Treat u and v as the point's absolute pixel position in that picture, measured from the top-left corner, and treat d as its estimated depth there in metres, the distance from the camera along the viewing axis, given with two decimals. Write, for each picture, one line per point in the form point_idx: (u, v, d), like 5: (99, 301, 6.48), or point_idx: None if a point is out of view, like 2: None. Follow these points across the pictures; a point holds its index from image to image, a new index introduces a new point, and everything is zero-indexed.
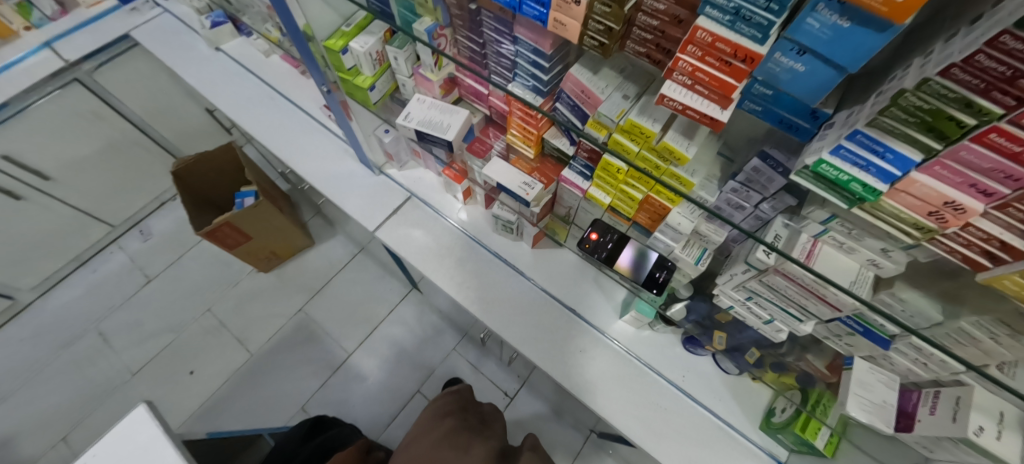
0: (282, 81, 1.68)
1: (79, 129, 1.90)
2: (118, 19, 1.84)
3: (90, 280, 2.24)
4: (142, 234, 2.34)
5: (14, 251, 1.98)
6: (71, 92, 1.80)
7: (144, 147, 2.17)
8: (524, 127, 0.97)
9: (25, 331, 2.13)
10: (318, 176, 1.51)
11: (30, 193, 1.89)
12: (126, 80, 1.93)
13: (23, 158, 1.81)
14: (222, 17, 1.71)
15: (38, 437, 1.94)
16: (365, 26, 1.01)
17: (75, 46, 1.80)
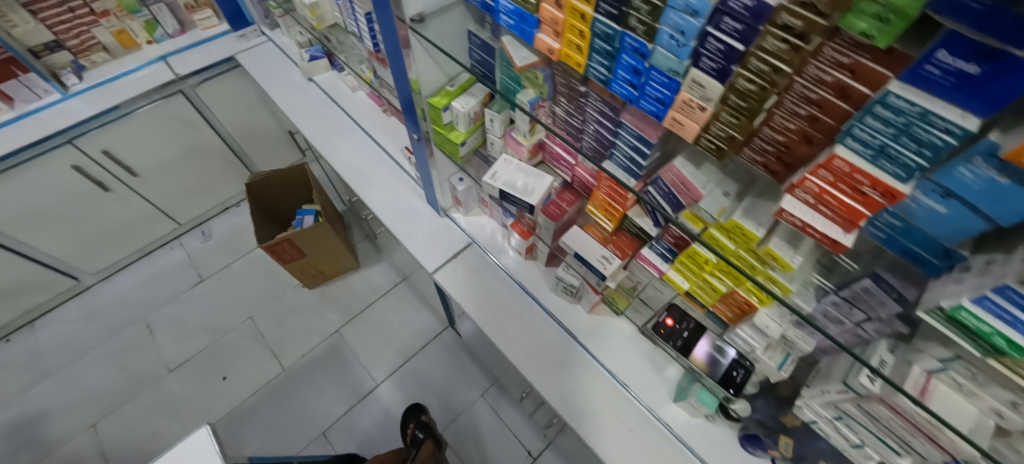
0: (364, 116, 1.79)
1: (171, 134, 2.05)
2: (227, 43, 2.04)
3: (147, 272, 2.34)
4: (202, 235, 2.45)
5: (90, 236, 2.10)
6: (173, 102, 1.96)
7: (222, 157, 2.30)
8: (609, 203, 0.99)
9: (80, 311, 2.22)
10: (386, 210, 1.58)
11: (117, 186, 2.03)
12: (223, 96, 2.09)
13: (120, 155, 1.96)
14: (320, 52, 1.87)
15: (70, 419, 1.97)
16: (468, 88, 1.07)
17: (185, 61, 1.96)
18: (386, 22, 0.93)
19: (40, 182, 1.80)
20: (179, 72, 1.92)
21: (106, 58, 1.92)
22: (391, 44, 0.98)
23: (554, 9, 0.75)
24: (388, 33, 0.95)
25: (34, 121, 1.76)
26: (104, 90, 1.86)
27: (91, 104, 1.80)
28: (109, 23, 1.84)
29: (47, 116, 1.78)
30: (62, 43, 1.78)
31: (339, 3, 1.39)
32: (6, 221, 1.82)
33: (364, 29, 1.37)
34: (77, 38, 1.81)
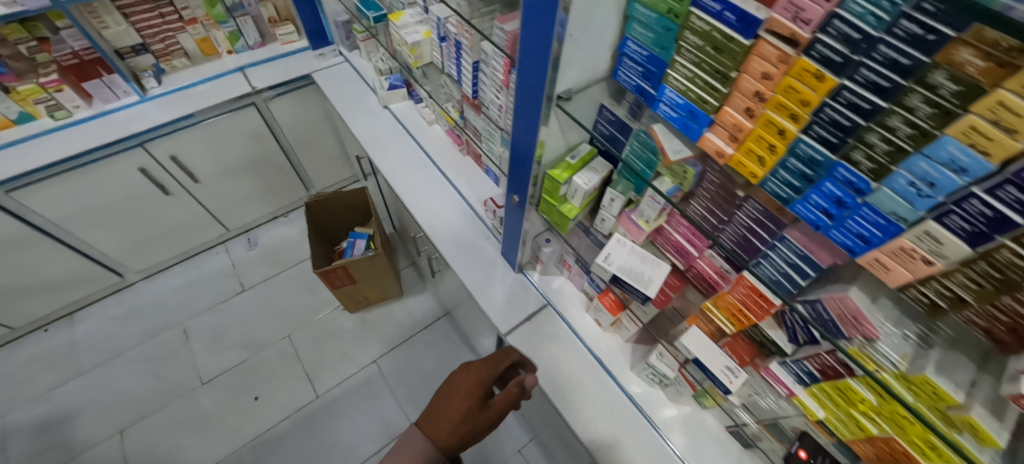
0: (439, 152, 1.73)
1: (238, 144, 2.02)
2: (304, 60, 2.02)
3: (190, 275, 2.29)
4: (248, 243, 2.41)
5: (143, 236, 2.07)
6: (245, 113, 1.94)
7: (280, 168, 2.26)
8: (739, 309, 0.90)
9: (119, 309, 2.17)
10: (458, 258, 1.51)
11: (177, 190, 1.99)
12: (293, 111, 2.07)
13: (185, 160, 1.93)
14: (400, 81, 1.84)
15: (96, 424, 1.90)
16: (589, 162, 1.00)
17: (262, 74, 1.94)
18: (527, 95, 0.87)
19: (105, 180, 1.77)
20: (256, 85, 1.90)
21: (185, 63, 1.91)
22: (526, 115, 0.91)
23: (741, 117, 0.67)
24: (526, 104, 0.89)
25: (110, 121, 1.74)
26: (181, 96, 1.84)
27: (168, 110, 1.79)
28: (194, 31, 1.84)
29: (122, 117, 1.76)
30: (147, 47, 1.77)
31: (443, 46, 1.34)
32: (66, 216, 1.79)
33: (466, 76, 1.31)
34: (162, 42, 1.80)
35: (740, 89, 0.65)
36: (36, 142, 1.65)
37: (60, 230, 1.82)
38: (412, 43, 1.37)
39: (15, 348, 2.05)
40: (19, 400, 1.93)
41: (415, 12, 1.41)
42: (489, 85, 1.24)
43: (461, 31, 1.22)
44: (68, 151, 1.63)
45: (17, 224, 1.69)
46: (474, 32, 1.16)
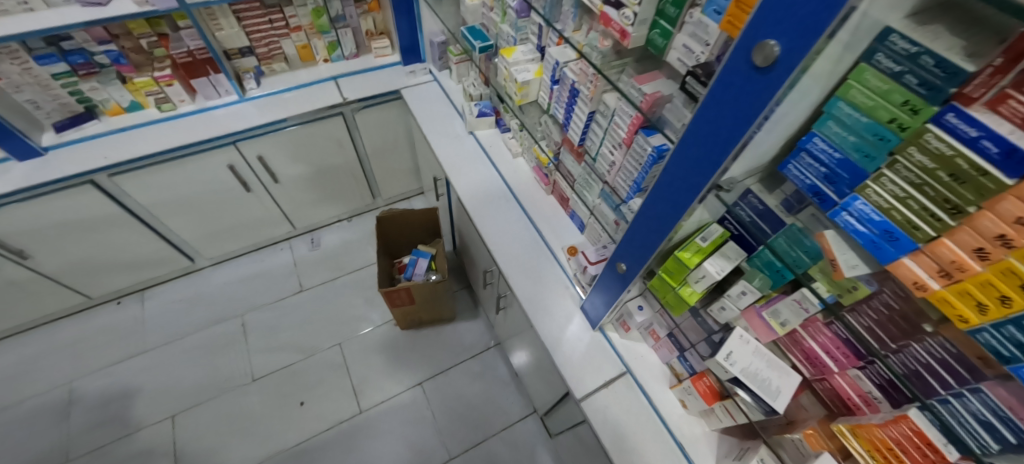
0: (522, 188, 1.68)
1: (320, 150, 2.04)
2: (395, 75, 2.02)
3: (254, 268, 2.34)
4: (311, 243, 2.44)
5: (218, 227, 2.12)
6: (333, 121, 1.95)
7: (353, 176, 2.27)
8: (889, 448, 0.74)
9: (186, 292, 2.23)
10: (535, 306, 1.44)
11: (257, 187, 2.03)
12: (376, 123, 2.07)
13: (270, 161, 1.96)
14: (489, 108, 1.80)
15: (150, 406, 1.94)
16: (722, 247, 0.89)
17: (353, 86, 1.96)
18: (674, 177, 0.78)
19: (196, 173, 1.82)
20: (346, 96, 1.92)
21: (284, 67, 1.95)
22: (666, 195, 0.82)
23: (965, 255, 0.56)
24: (669, 186, 0.80)
25: (209, 117, 1.78)
26: (276, 100, 1.87)
27: (263, 113, 1.82)
28: (297, 38, 1.88)
29: (220, 115, 1.80)
30: (253, 50, 1.82)
31: (554, 88, 1.28)
32: (156, 202, 1.85)
33: (575, 123, 1.24)
34: (267, 47, 1.85)
35: (974, 226, 0.54)
36: (143, 131, 1.72)
37: (148, 214, 1.88)
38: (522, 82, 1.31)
39: (91, 317, 2.14)
40: (87, 369, 2.01)
41: (527, 50, 1.36)
42: (603, 138, 1.17)
43: (580, 80, 1.15)
44: (169, 144, 1.69)
45: (113, 206, 1.76)
46: (599, 83, 1.08)
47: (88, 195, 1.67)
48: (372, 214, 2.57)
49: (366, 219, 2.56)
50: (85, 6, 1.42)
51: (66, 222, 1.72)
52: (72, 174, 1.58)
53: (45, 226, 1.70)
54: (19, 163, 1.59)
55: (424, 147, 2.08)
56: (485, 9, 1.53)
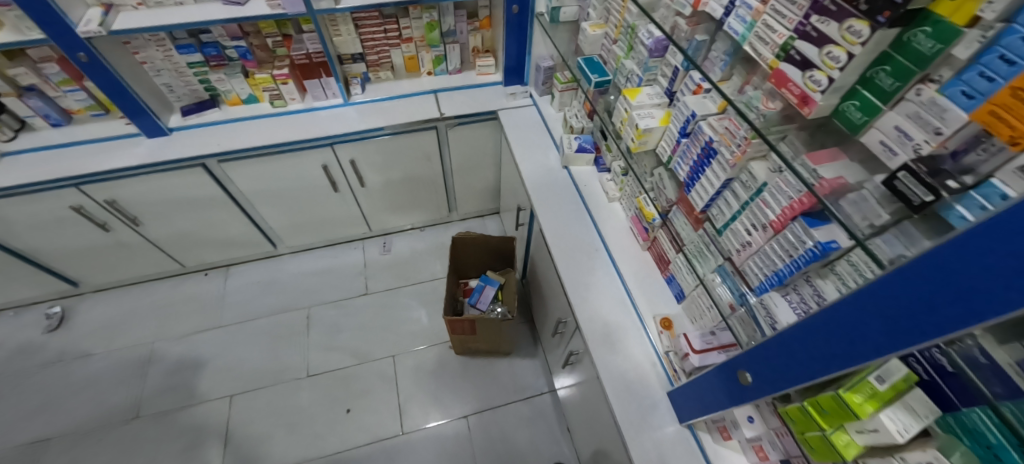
0: (614, 238, 1.50)
1: (409, 160, 2.02)
2: (494, 95, 1.95)
3: (326, 262, 2.37)
4: (383, 246, 2.44)
5: (302, 220, 2.17)
6: (426, 134, 1.92)
7: (435, 188, 2.24)
8: None
9: (263, 276, 2.32)
10: (614, 378, 1.25)
11: (344, 189, 2.05)
12: (468, 141, 2.02)
13: (361, 166, 1.97)
14: (590, 144, 1.66)
15: (214, 381, 2.01)
16: (905, 397, 0.65)
17: (452, 102, 1.92)
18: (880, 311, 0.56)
19: (293, 169, 1.87)
20: (444, 112, 1.88)
21: (390, 76, 1.96)
22: (853, 328, 0.60)
23: None
24: (862, 320, 0.58)
25: (313, 118, 1.82)
26: (378, 108, 1.88)
27: (364, 119, 1.84)
28: (407, 49, 1.87)
29: (324, 116, 1.84)
30: (364, 57, 1.85)
31: (681, 141, 1.11)
32: (253, 190, 1.92)
33: (703, 187, 1.06)
34: (377, 55, 1.86)
35: None
36: (254, 123, 1.79)
37: (244, 200, 1.97)
38: (643, 129, 1.15)
39: (181, 284, 2.29)
40: (169, 334, 2.14)
41: (653, 92, 1.21)
42: (739, 212, 0.98)
43: (722, 141, 0.97)
44: (275, 139, 1.75)
45: (217, 189, 1.85)
46: (750, 150, 0.90)
47: (198, 176, 1.77)
48: (445, 227, 2.53)
49: (439, 232, 2.52)
50: (226, 5, 1.50)
51: (176, 197, 1.83)
52: (188, 156, 1.68)
53: (158, 199, 1.82)
54: (148, 141, 1.72)
55: (511, 172, 1.98)
56: (607, 40, 1.42)
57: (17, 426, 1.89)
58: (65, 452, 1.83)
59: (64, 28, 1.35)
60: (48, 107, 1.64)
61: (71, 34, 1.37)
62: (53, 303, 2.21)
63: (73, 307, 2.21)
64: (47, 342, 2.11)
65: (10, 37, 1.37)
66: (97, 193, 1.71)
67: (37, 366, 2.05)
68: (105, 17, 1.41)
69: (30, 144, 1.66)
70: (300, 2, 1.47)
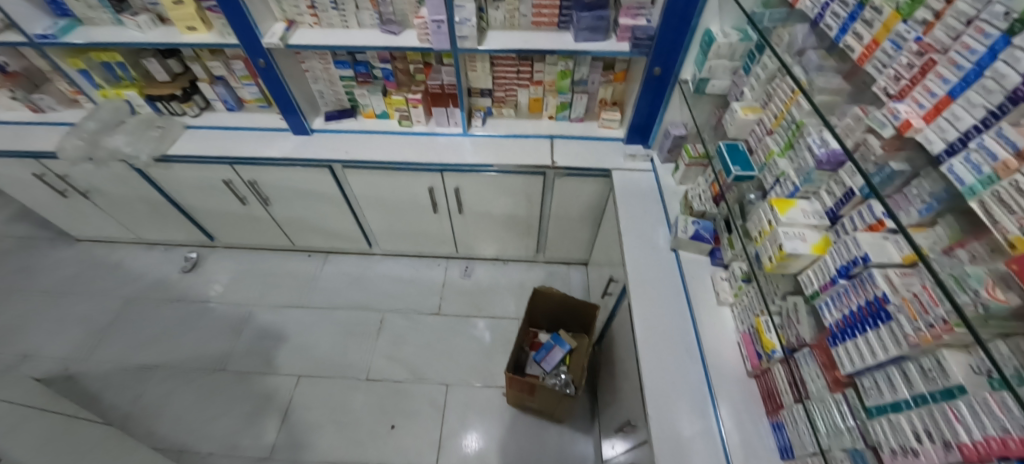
0: (715, 350, 1.28)
1: (509, 198, 2.00)
2: (612, 153, 1.85)
3: (410, 272, 2.45)
4: (464, 270, 2.45)
5: (399, 230, 2.27)
6: (532, 179, 1.88)
7: (527, 228, 2.19)
8: None
9: (353, 270, 2.46)
10: None
11: (443, 211, 2.09)
12: (573, 192, 1.93)
13: (463, 194, 1.98)
14: (709, 232, 1.46)
15: (288, 357, 2.17)
16: None
17: (567, 151, 1.85)
18: None
19: (403, 185, 1.95)
20: (556, 161, 1.83)
21: (511, 114, 1.96)
22: None
23: None
24: None
25: (432, 143, 1.89)
26: (493, 143, 1.89)
27: (477, 153, 1.85)
28: (534, 91, 1.86)
29: (441, 142, 1.89)
30: (492, 93, 1.88)
31: (837, 282, 0.90)
32: (364, 196, 2.04)
33: (858, 349, 0.84)
34: (504, 92, 1.88)
35: None
36: (380, 138, 1.91)
37: (355, 203, 2.10)
38: (789, 252, 0.95)
39: (287, 259, 2.54)
40: (266, 301, 2.38)
41: (811, 208, 1.00)
42: (906, 403, 0.75)
43: (903, 308, 0.76)
44: (394, 157, 1.84)
45: (335, 189, 2.01)
46: (948, 336, 0.68)
47: (323, 175, 1.94)
48: (528, 266, 2.47)
49: (521, 269, 2.47)
50: (383, 33, 1.64)
51: (301, 189, 2.03)
52: (319, 158, 1.85)
53: (288, 188, 2.02)
54: (293, 137, 1.93)
55: (610, 235, 1.85)
56: (761, 128, 1.23)
57: (141, 346, 2.24)
58: (167, 381, 2.12)
59: (253, 39, 1.57)
60: (228, 94, 1.93)
61: (257, 43, 1.58)
62: (192, 249, 2.60)
63: (205, 256, 2.57)
64: (180, 281, 2.48)
65: (214, 39, 1.63)
66: (244, 173, 1.95)
67: (168, 300, 2.41)
68: (286, 32, 1.61)
69: (208, 122, 1.96)
70: (446, 40, 1.51)
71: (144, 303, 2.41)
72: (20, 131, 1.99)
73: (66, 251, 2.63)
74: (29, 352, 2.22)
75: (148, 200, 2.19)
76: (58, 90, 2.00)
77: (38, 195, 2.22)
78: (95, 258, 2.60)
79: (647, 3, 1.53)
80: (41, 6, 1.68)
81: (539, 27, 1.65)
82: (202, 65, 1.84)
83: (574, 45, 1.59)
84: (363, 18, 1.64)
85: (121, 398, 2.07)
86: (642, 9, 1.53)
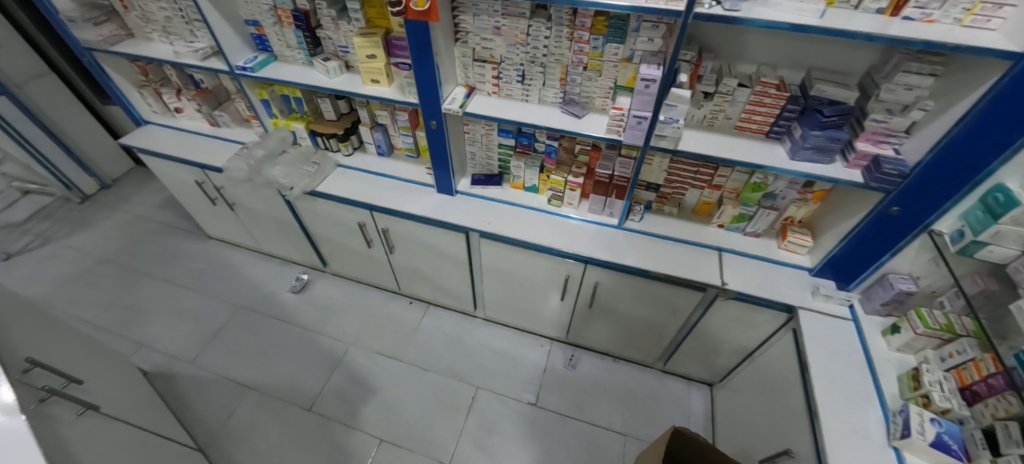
0: None
1: (653, 306, 1.75)
2: (795, 284, 1.54)
3: (510, 347, 2.25)
4: (569, 360, 2.21)
5: (513, 305, 2.09)
6: (690, 294, 1.62)
7: (659, 337, 1.91)
8: None
9: (452, 330, 2.31)
10: None
11: (570, 301, 1.90)
12: (733, 318, 1.64)
13: (601, 289, 1.77)
14: (958, 441, 1.09)
15: (373, 413, 2.02)
16: None
17: (739, 271, 1.57)
18: None
19: (539, 267, 1.78)
20: (727, 281, 1.54)
21: (672, 212, 1.74)
22: None
23: None
24: None
25: (581, 230, 1.70)
26: (649, 244, 1.66)
27: (631, 251, 1.63)
28: (709, 194, 1.63)
29: (591, 231, 1.70)
30: (658, 188, 1.67)
31: None
32: (491, 266, 1.90)
33: None
34: (672, 190, 1.66)
35: None
36: (524, 212, 1.77)
37: (478, 269, 1.97)
38: None
39: (389, 301, 2.45)
40: (364, 344, 2.26)
41: None
42: None
43: None
44: (538, 238, 1.68)
45: (465, 254, 1.89)
46: None
47: (457, 240, 1.83)
48: (641, 371, 2.17)
49: (632, 372, 2.17)
50: (564, 113, 1.51)
51: (430, 246, 1.93)
52: (460, 224, 1.74)
53: (417, 243, 1.94)
54: (435, 194, 1.84)
55: (778, 383, 1.51)
56: None
57: (239, 362, 2.20)
58: (255, 408, 2.04)
59: (434, 102, 1.51)
60: (383, 140, 1.91)
61: (436, 107, 1.52)
62: (304, 270, 2.60)
63: (314, 280, 2.55)
64: (287, 300, 2.46)
65: (394, 95, 1.60)
66: (380, 220, 1.89)
67: (270, 317, 2.38)
68: (466, 98, 1.55)
69: (358, 164, 1.96)
70: (641, 137, 1.33)
71: (251, 316, 2.40)
72: (195, 141, 2.13)
73: (196, 245, 2.78)
74: (143, 341, 2.29)
75: (281, 223, 2.21)
76: (235, 109, 2.12)
77: (192, 197, 2.35)
78: (218, 258, 2.70)
79: (901, 131, 1.24)
80: (247, 40, 1.77)
81: (743, 133, 1.43)
82: (369, 111, 1.84)
83: (790, 164, 1.34)
84: (546, 94, 1.53)
85: (210, 414, 2.02)
86: (892, 136, 1.24)
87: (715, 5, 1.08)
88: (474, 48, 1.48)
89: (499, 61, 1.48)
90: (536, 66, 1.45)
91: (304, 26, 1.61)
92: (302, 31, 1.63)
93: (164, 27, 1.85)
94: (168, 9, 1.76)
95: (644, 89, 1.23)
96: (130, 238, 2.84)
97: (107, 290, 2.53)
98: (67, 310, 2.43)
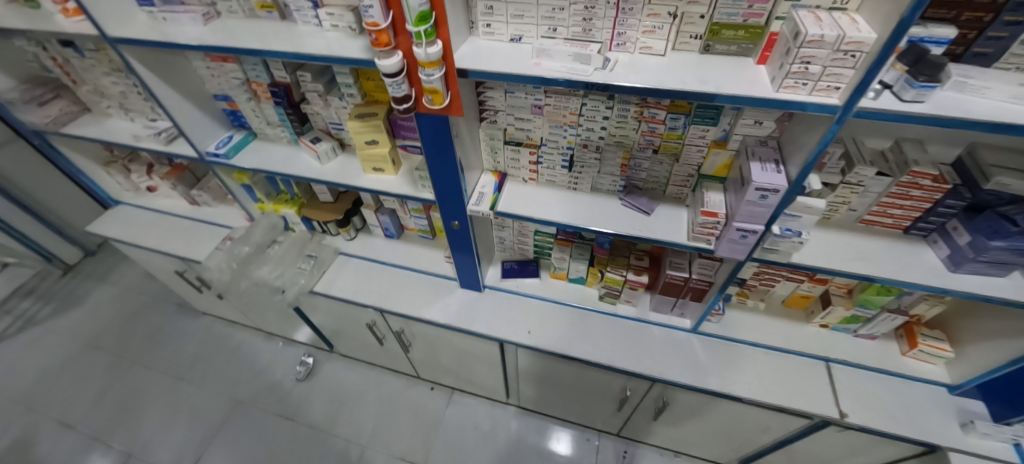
0: None
1: (738, 423, 1.41)
2: (935, 411, 1.19)
3: (551, 444, 1.92)
4: (623, 458, 1.87)
5: (556, 404, 1.76)
6: (791, 419, 1.28)
7: (739, 447, 1.57)
8: None
9: (483, 424, 1.99)
10: None
11: (628, 408, 1.57)
12: (848, 446, 1.29)
13: (670, 404, 1.43)
14: None
15: None
16: None
17: (858, 393, 1.22)
18: None
19: (592, 378, 1.45)
20: (845, 411, 1.19)
21: (757, 306, 1.39)
22: None
23: None
24: None
25: (645, 336, 1.36)
26: (735, 354, 1.32)
27: (714, 369, 1.29)
28: (808, 288, 1.28)
29: (658, 337, 1.36)
30: (742, 282, 1.32)
31: None
32: (531, 370, 1.57)
33: None
34: (760, 283, 1.32)
35: None
36: (570, 312, 1.43)
37: (513, 371, 1.64)
38: None
39: (408, 387, 2.13)
40: (382, 446, 1.95)
41: None
42: None
43: None
44: (593, 351, 1.33)
45: (498, 357, 1.56)
46: None
47: (488, 346, 1.49)
48: None
49: None
50: (627, 206, 1.16)
51: (455, 348, 1.60)
52: (493, 334, 1.40)
53: (440, 344, 1.61)
54: (460, 291, 1.51)
55: None
56: None
57: None
58: None
59: (457, 202, 1.17)
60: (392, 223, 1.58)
61: (459, 206, 1.18)
62: (308, 350, 2.29)
63: (321, 362, 2.24)
64: (292, 390, 2.16)
65: (405, 187, 1.26)
66: (393, 322, 1.56)
67: (274, 413, 2.08)
68: (497, 192, 1.21)
69: (363, 251, 1.63)
70: (744, 251, 0.98)
71: (251, 412, 2.09)
72: (173, 226, 1.82)
73: (189, 323, 2.48)
74: (134, 450, 2.00)
75: (278, 312, 1.90)
76: (216, 186, 1.80)
77: (176, 284, 2.03)
78: (213, 338, 2.39)
79: None
80: (219, 117, 1.44)
81: (869, 227, 1.09)
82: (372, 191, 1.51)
83: (952, 278, 0.97)
84: (600, 182, 1.18)
85: None
86: None
87: (882, 90, 0.72)
88: (506, 128, 1.14)
89: (538, 144, 1.14)
90: (591, 150, 1.10)
91: (286, 104, 1.27)
92: (284, 109, 1.29)
93: (121, 103, 1.54)
94: (121, 85, 1.44)
95: (759, 200, 0.87)
96: (116, 317, 2.54)
97: (92, 384, 2.24)
98: (51, 412, 2.15)
